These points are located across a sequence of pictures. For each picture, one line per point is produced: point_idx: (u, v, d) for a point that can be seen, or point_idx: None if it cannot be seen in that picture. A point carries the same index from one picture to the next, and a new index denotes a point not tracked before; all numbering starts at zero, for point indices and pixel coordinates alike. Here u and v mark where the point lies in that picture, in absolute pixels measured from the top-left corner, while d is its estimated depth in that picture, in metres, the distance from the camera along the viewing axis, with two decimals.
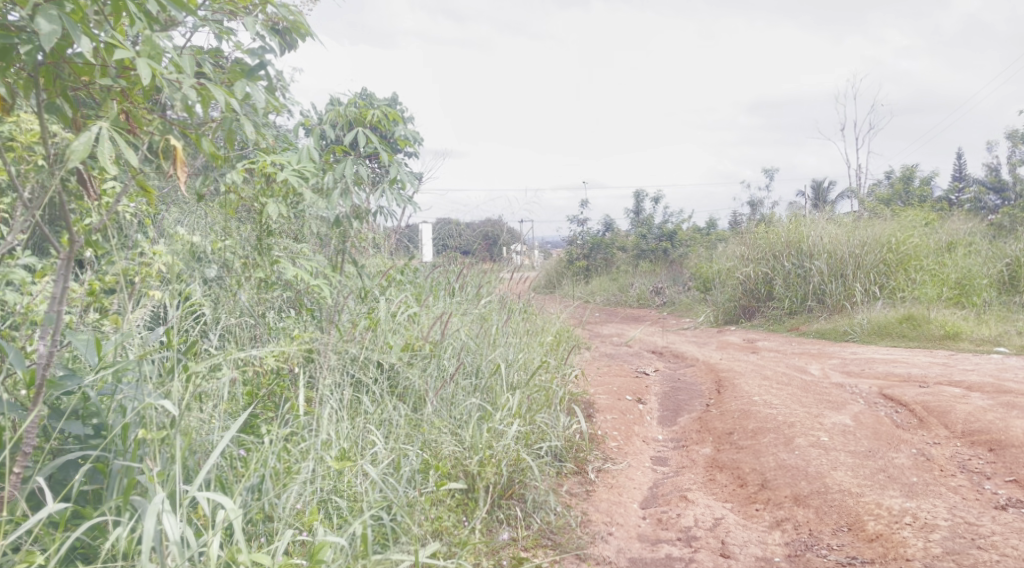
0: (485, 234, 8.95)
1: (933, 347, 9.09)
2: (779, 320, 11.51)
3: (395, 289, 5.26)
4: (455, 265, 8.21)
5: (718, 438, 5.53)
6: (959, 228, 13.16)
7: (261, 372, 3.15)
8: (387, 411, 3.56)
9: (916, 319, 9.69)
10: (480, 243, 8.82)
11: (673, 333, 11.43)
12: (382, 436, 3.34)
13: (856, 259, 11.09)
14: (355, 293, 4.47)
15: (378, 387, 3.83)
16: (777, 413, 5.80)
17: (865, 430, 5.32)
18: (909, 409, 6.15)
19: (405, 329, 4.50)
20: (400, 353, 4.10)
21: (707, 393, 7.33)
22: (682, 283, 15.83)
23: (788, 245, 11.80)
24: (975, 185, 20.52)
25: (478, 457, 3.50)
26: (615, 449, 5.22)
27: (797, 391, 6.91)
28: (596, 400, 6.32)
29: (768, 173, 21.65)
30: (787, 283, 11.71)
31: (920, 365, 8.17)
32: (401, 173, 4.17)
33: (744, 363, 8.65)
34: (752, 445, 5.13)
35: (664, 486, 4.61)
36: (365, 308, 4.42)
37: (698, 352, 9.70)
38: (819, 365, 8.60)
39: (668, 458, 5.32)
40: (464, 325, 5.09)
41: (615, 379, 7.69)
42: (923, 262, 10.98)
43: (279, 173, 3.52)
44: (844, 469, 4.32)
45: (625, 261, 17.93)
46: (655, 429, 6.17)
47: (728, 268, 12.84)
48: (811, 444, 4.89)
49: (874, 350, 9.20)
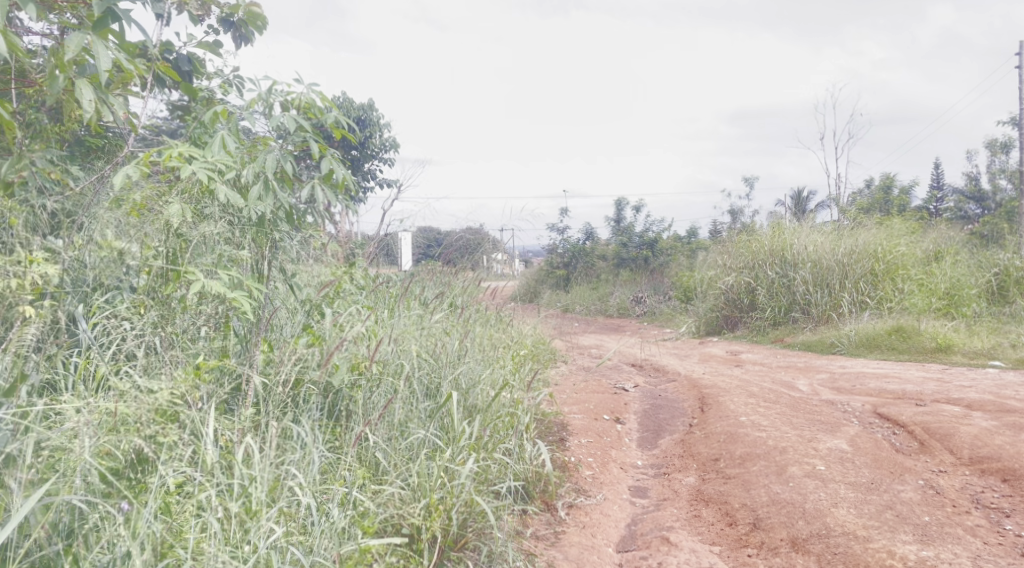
0: (465, 240, 8.26)
1: (924, 360, 8.66)
2: (762, 331, 11.06)
3: (344, 303, 4.72)
4: (430, 277, 7.75)
5: (703, 465, 5.02)
6: (945, 237, 12.78)
7: (147, 407, 2.58)
8: (317, 445, 2.97)
9: (906, 331, 9.26)
10: (456, 251, 8.24)
11: (654, 344, 10.93)
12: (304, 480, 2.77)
13: (843, 269, 10.62)
14: (294, 307, 3.97)
15: (307, 418, 3.27)
16: (767, 436, 5.29)
17: (865, 456, 4.84)
18: (909, 430, 5.68)
19: (353, 345, 3.99)
20: (344, 375, 3.54)
21: (690, 411, 6.83)
22: (663, 291, 15.39)
23: (771, 254, 11.32)
24: (956, 192, 20.26)
25: (425, 501, 3.00)
26: (589, 478, 4.70)
27: (786, 409, 6.42)
28: (569, 422, 5.81)
29: (749, 181, 21.26)
30: (770, 292, 11.27)
31: (914, 380, 7.71)
32: (337, 167, 3.47)
33: (727, 377, 8.15)
34: (741, 475, 4.62)
35: (643, 524, 4.10)
36: (303, 323, 3.89)
37: (680, 365, 9.21)
38: (807, 380, 8.12)
39: (648, 488, 4.79)
40: (421, 339, 4.56)
41: (592, 396, 7.17)
42: (910, 271, 10.57)
43: (186, 166, 2.84)
44: (847, 506, 3.83)
45: (605, 269, 17.46)
46: (633, 453, 5.65)
47: (711, 277, 12.37)
48: (807, 474, 4.39)
49: (863, 364, 8.74)
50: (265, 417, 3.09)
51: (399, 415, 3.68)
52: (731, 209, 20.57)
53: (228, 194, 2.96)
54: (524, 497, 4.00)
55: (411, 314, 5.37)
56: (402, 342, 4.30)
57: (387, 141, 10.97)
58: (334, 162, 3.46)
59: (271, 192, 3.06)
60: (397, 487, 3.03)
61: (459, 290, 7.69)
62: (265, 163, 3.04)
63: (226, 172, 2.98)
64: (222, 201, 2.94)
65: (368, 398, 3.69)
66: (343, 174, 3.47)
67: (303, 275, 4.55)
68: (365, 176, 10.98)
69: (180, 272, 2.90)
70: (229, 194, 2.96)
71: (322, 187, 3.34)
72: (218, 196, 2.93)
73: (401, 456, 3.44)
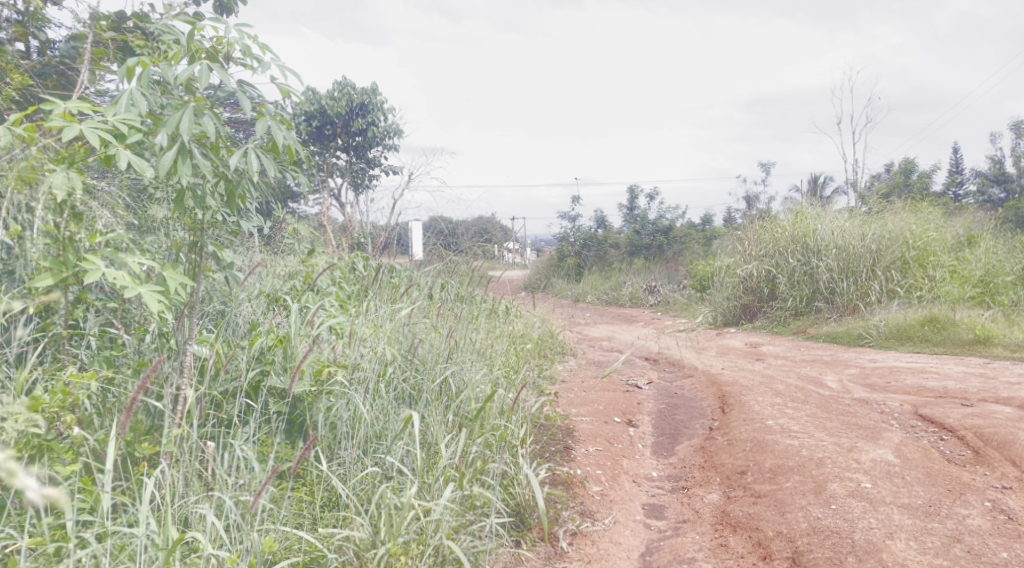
0: (480, 227, 7.82)
1: (962, 354, 7.94)
2: (783, 322, 10.38)
3: (312, 295, 4.18)
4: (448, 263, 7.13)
5: (728, 478, 4.39)
6: (976, 222, 12.00)
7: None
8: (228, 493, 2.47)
9: (940, 321, 8.52)
10: (476, 233, 7.69)
11: (668, 336, 10.25)
12: (212, 537, 2.28)
13: (871, 256, 9.92)
14: (242, 324, 3.44)
15: (244, 447, 2.73)
16: (800, 445, 4.66)
17: (917, 470, 4.20)
18: (959, 436, 5.01)
19: (314, 350, 3.53)
20: (305, 384, 3.09)
21: (709, 412, 6.20)
22: (677, 281, 14.66)
23: (793, 240, 10.66)
24: (978, 175, 19.30)
25: (384, 548, 2.43)
26: (597, 497, 4.09)
27: (817, 411, 5.75)
28: (576, 427, 5.18)
29: (764, 167, 20.50)
30: (792, 281, 10.56)
31: (954, 377, 7.00)
32: (277, 130, 2.67)
33: (748, 373, 7.48)
34: (773, 493, 3.99)
35: (661, 555, 3.49)
36: (249, 336, 3.36)
37: (697, 359, 8.55)
38: (836, 376, 7.45)
39: (665, 507, 4.16)
40: (395, 341, 4.05)
41: (603, 396, 6.55)
42: (942, 258, 9.80)
43: (72, 126, 2.27)
44: (905, 539, 3.25)
45: (618, 258, 16.80)
46: (647, 461, 5.01)
47: (729, 266, 11.67)
48: (851, 494, 3.77)
49: (895, 358, 8.03)
50: (182, 454, 2.55)
51: (365, 431, 3.21)
52: (746, 195, 19.81)
53: (130, 160, 2.38)
54: (518, 525, 3.42)
55: (394, 307, 4.77)
56: (372, 341, 3.79)
57: (392, 128, 10.38)
58: (274, 124, 2.67)
59: (188, 160, 2.44)
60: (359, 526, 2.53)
61: (468, 278, 7.15)
62: (180, 123, 2.40)
63: (128, 134, 2.40)
64: (122, 168, 2.36)
65: (337, 405, 3.21)
66: (287, 142, 2.71)
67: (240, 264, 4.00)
68: (369, 164, 10.40)
69: (70, 264, 2.34)
70: (133, 160, 2.38)
71: (262, 161, 2.59)
72: (120, 163, 2.36)
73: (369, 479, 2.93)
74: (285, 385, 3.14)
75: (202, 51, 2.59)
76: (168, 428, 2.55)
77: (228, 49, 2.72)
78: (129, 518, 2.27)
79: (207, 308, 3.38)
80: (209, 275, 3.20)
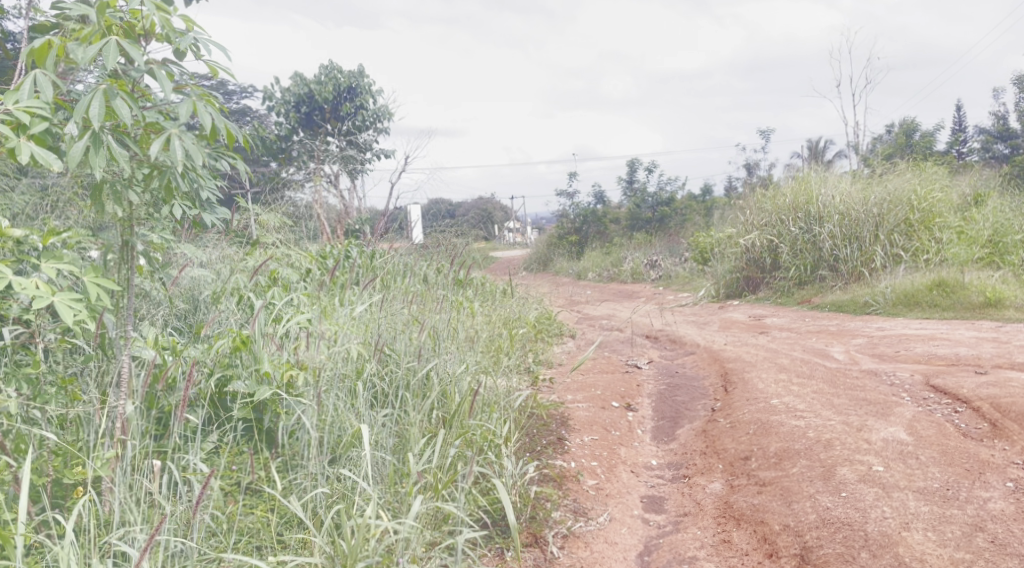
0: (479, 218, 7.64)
1: (973, 317, 7.64)
2: (787, 292, 10.13)
3: (277, 293, 3.96)
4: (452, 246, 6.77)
5: (730, 466, 4.14)
6: (983, 180, 11.63)
7: None
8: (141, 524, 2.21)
9: (949, 285, 8.21)
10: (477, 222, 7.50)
11: (670, 312, 9.99)
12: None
13: (874, 219, 9.57)
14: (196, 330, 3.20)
15: (192, 463, 2.51)
16: (806, 426, 4.39)
17: (931, 449, 3.93)
18: (974, 408, 4.74)
19: (281, 353, 3.31)
20: (266, 391, 2.86)
21: (711, 392, 5.95)
22: (679, 253, 14.36)
23: (794, 208, 10.36)
24: (982, 133, 18.87)
25: None
26: (593, 491, 3.84)
27: (824, 386, 5.49)
28: (571, 415, 4.93)
29: (764, 133, 20.12)
30: (795, 249, 10.27)
31: (966, 342, 6.72)
32: (208, 112, 2.37)
33: (752, 348, 7.22)
34: (779, 480, 3.73)
35: (660, 555, 3.24)
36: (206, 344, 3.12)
37: (699, 334, 8.29)
38: (842, 346, 7.18)
39: (664, 499, 3.91)
40: (368, 335, 3.84)
41: (602, 379, 6.30)
42: (948, 218, 9.45)
43: None
44: (923, 529, 3.01)
45: (618, 233, 16.52)
46: (647, 449, 4.76)
47: (730, 236, 11.39)
48: (862, 479, 3.52)
49: (903, 325, 7.73)
50: (117, 479, 2.31)
51: (333, 436, 2.98)
52: (747, 164, 19.47)
53: (35, 154, 2.12)
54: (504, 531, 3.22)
55: (372, 298, 4.53)
56: (344, 338, 3.57)
57: (382, 110, 10.07)
58: (203, 104, 2.36)
59: (102, 150, 2.17)
60: (318, 544, 2.32)
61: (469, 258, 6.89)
62: (88, 109, 2.12)
63: (33, 123, 2.14)
64: (26, 162, 2.11)
65: (296, 413, 2.95)
66: (218, 125, 2.42)
67: (173, 259, 3.64)
68: (363, 149, 10.10)
69: None
70: (38, 153, 2.12)
71: (189, 148, 2.30)
72: (22, 156, 2.10)
73: (336, 488, 2.71)
74: (250, 391, 2.92)
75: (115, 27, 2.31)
76: (101, 450, 2.30)
77: (146, 24, 2.43)
78: (49, 556, 2.06)
79: (145, 312, 3.06)
80: (144, 276, 2.92)
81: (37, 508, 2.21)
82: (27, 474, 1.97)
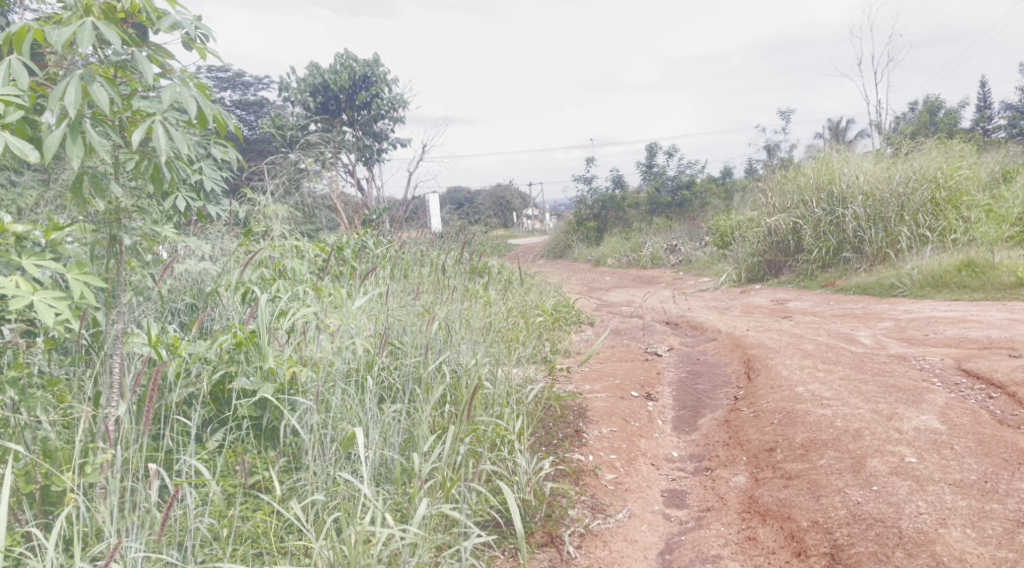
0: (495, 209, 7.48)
1: (1004, 298, 7.39)
2: (810, 276, 9.90)
3: (283, 285, 3.84)
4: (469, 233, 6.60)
5: (755, 457, 3.97)
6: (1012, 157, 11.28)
7: None
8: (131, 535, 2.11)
9: (978, 265, 7.95)
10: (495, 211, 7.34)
11: (691, 297, 9.80)
12: None
13: (899, 199, 9.30)
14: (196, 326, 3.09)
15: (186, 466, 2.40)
16: (834, 414, 4.22)
17: (966, 437, 3.75)
18: (1009, 393, 4.54)
19: (285, 348, 3.19)
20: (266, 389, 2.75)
21: (734, 380, 5.78)
22: (699, 237, 14.12)
23: (817, 188, 10.10)
24: (1009, 109, 18.38)
25: None
26: (611, 486, 3.70)
27: (851, 372, 5.31)
28: (589, 406, 4.78)
29: (785, 113, 19.76)
30: (818, 231, 10.03)
31: (998, 324, 6.48)
32: (192, 98, 2.24)
33: (776, 333, 7.03)
34: (805, 473, 3.57)
35: (682, 554, 3.10)
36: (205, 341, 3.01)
37: (720, 320, 8.10)
38: (869, 330, 6.97)
39: (686, 493, 3.77)
40: (377, 329, 3.72)
41: (621, 368, 6.15)
42: (977, 197, 9.16)
43: None
44: (960, 526, 2.84)
45: (637, 217, 16.28)
46: (667, 440, 4.61)
47: (752, 219, 11.15)
48: (894, 471, 3.35)
49: (932, 308, 7.49)
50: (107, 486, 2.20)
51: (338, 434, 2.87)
52: (767, 145, 19.12)
53: (10, 145, 2.01)
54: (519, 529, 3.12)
55: (381, 288, 4.40)
56: (351, 332, 3.44)
57: (397, 99, 9.92)
58: (187, 90, 2.23)
59: (79, 139, 2.05)
60: (317, 551, 2.23)
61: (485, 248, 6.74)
62: (65, 96, 2.00)
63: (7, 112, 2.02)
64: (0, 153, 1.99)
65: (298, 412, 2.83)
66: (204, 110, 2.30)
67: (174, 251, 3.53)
68: (378, 138, 9.97)
69: None
70: (13, 144, 2.01)
71: (173, 135, 2.19)
72: None
73: (339, 492, 2.60)
74: (253, 389, 2.81)
75: (93, 10, 2.19)
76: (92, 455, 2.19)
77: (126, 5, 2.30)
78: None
79: (141, 308, 2.95)
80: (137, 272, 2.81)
81: (24, 516, 2.12)
82: (6, 489, 1.87)
